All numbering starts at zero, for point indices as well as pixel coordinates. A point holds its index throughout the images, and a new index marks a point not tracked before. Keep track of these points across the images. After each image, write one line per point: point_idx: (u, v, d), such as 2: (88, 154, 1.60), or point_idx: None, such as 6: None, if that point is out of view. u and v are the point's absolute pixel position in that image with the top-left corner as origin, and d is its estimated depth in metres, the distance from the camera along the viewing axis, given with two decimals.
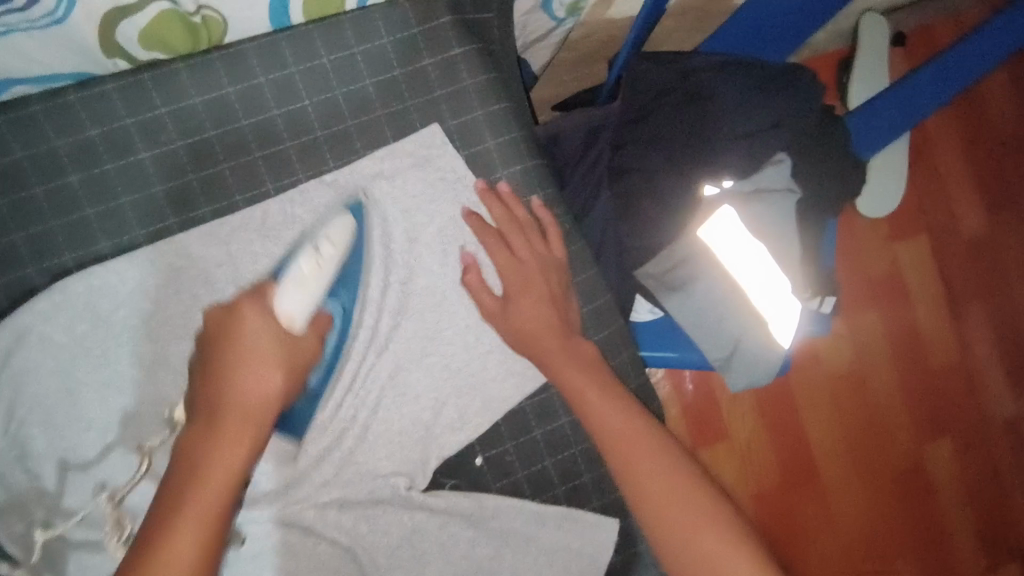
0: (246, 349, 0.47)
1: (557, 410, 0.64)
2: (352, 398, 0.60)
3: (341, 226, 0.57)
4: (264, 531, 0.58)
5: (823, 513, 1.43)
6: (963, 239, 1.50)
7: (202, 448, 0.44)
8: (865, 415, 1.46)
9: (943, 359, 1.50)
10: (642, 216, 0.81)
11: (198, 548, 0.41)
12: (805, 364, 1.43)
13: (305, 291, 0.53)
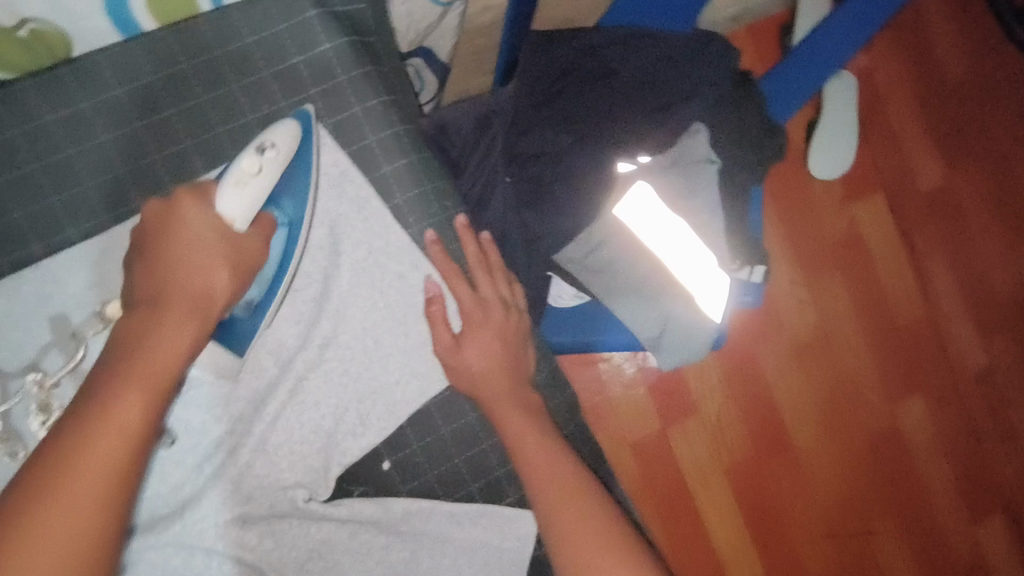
0: (180, 236, 0.49)
1: (464, 407, 0.62)
2: (248, 406, 0.59)
3: (286, 129, 0.55)
4: (161, 557, 0.56)
5: (796, 482, 1.41)
6: (920, 193, 1.47)
7: (155, 328, 0.45)
8: (833, 380, 1.44)
9: (908, 317, 1.47)
10: (552, 198, 0.76)
11: (142, 405, 0.42)
12: (766, 333, 1.42)
13: (245, 190, 0.51)
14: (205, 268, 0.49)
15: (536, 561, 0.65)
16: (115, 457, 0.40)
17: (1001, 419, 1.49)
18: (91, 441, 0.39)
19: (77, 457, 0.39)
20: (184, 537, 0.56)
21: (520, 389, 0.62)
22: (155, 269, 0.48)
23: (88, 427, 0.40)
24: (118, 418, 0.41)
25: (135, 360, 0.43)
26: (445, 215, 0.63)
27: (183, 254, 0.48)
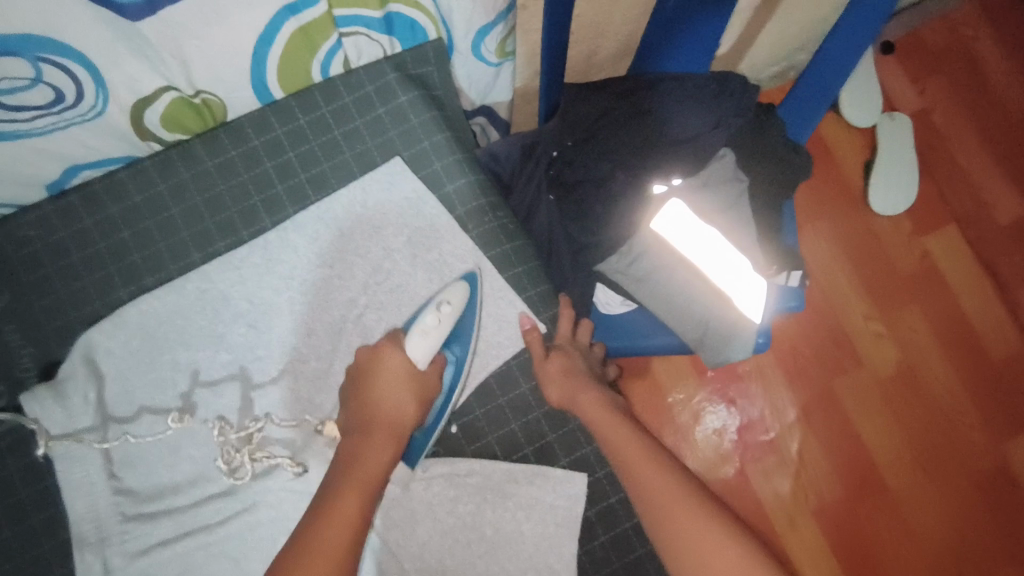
0: (382, 377, 0.66)
1: (518, 379, 0.74)
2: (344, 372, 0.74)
3: (458, 291, 0.71)
4: (277, 498, 0.70)
5: (899, 531, 1.31)
6: (997, 222, 1.44)
7: (363, 452, 0.62)
8: (925, 416, 1.36)
9: (1002, 348, 1.40)
10: (596, 215, 0.91)
11: (358, 504, 0.58)
12: (847, 372, 1.37)
13: (427, 339, 0.68)
14: (399, 403, 0.65)
15: (589, 525, 0.71)
16: (338, 549, 0.55)
17: None
18: (321, 536, 0.55)
19: (310, 556, 0.54)
20: (293, 484, 0.70)
21: (565, 361, 0.73)
22: (365, 400, 0.65)
23: (319, 537, 0.55)
24: (340, 518, 0.57)
25: (353, 468, 0.61)
26: (498, 223, 0.78)
27: (381, 389, 0.66)
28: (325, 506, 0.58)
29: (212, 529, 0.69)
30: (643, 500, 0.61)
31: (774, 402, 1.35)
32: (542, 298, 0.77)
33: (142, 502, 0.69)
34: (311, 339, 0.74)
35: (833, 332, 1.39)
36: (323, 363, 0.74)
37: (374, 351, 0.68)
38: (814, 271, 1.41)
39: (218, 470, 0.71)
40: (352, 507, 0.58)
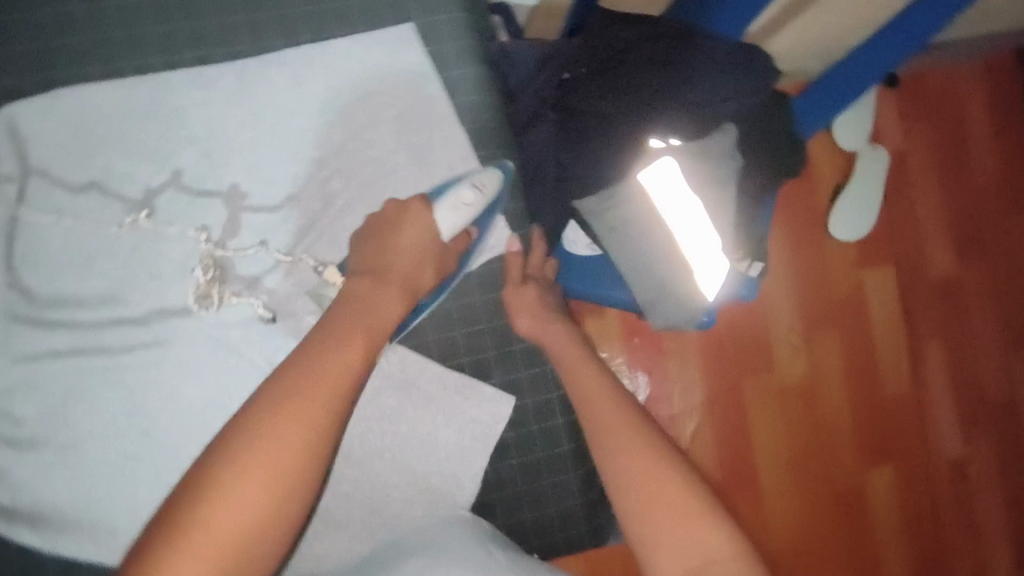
0: (403, 235, 0.60)
1: (473, 288, 0.72)
2: (292, 234, 0.68)
3: (491, 175, 0.68)
4: (191, 341, 0.66)
5: (758, 524, 1.42)
6: (928, 277, 1.53)
7: (373, 297, 0.56)
8: (810, 430, 1.47)
9: (894, 388, 1.51)
10: (588, 151, 0.87)
11: (365, 347, 0.51)
12: (758, 374, 1.44)
13: (457, 212, 0.64)
14: (418, 258, 0.60)
15: (504, 444, 0.72)
16: (342, 377, 0.48)
17: (959, 509, 1.53)
18: (320, 366, 0.48)
19: (291, 413, 0.45)
20: (214, 329, 0.66)
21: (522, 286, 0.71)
22: (377, 252, 0.60)
23: (316, 364, 0.48)
24: (337, 359, 0.49)
25: (360, 314, 0.54)
26: (495, 124, 0.73)
27: (405, 242, 0.60)
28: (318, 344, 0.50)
29: (112, 353, 0.64)
30: (602, 445, 0.56)
31: (685, 383, 1.41)
32: (518, 215, 0.74)
33: (40, 307, 0.64)
34: (269, 189, 0.68)
35: (757, 335, 1.44)
36: (274, 217, 0.68)
37: (403, 203, 0.63)
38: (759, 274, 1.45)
39: (135, 295, 0.65)
40: (342, 376, 0.48)
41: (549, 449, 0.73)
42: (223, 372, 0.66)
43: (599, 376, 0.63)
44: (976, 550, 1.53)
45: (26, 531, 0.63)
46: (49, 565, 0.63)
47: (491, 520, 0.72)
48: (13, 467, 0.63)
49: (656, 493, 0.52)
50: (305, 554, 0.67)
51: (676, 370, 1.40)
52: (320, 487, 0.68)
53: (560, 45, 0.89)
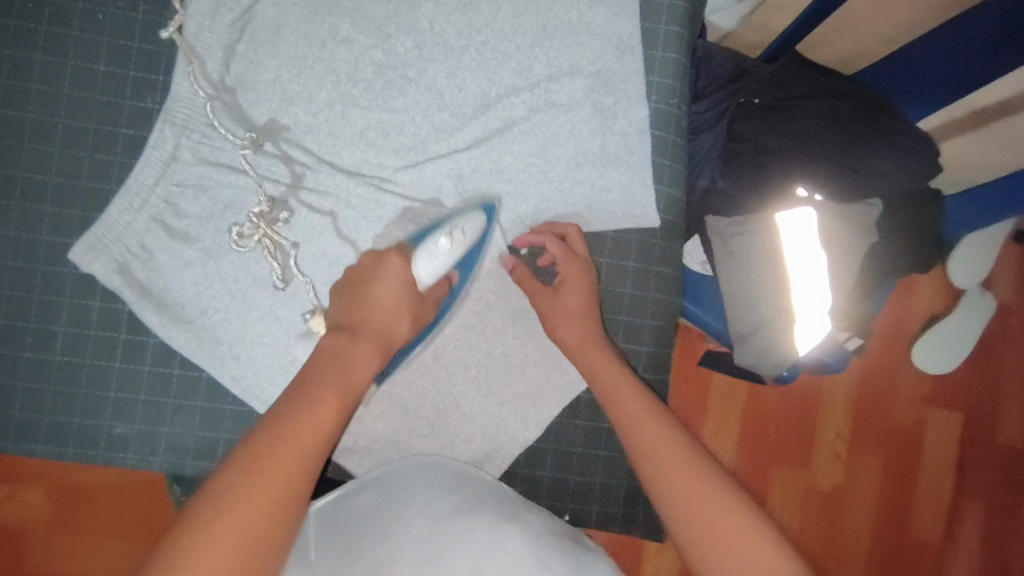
0: (383, 290, 0.63)
1: (603, 249, 0.74)
2: (465, 142, 0.73)
3: (474, 219, 0.68)
4: (347, 203, 0.71)
5: None
6: (995, 444, 1.41)
7: (349, 357, 0.59)
8: (820, 540, 1.40)
9: (919, 535, 1.42)
10: (740, 176, 0.90)
11: (336, 408, 0.56)
12: (790, 468, 1.39)
13: (435, 260, 0.65)
14: (392, 316, 0.63)
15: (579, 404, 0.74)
16: (313, 445, 0.52)
17: None
18: (291, 436, 0.52)
19: (288, 444, 0.51)
20: (371, 195, 0.71)
21: (647, 262, 0.75)
22: (361, 300, 0.63)
23: (282, 439, 0.51)
24: (313, 421, 0.53)
25: (331, 378, 0.57)
26: (675, 113, 0.76)
27: (376, 302, 0.63)
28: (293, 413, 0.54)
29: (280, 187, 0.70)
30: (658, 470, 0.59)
31: (718, 444, 1.37)
32: (668, 200, 0.76)
33: (233, 124, 0.69)
34: (459, 95, 0.73)
35: (802, 430, 1.40)
36: (456, 120, 0.73)
37: (378, 257, 0.64)
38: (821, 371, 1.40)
39: (311, 144, 0.71)
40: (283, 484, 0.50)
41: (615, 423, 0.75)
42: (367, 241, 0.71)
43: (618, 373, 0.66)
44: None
45: (148, 310, 0.67)
46: (153, 347, 0.68)
47: (541, 466, 0.74)
48: (158, 251, 0.67)
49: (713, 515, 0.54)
50: (369, 424, 0.71)
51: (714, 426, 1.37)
52: (403, 372, 0.72)
53: (755, 64, 0.91)
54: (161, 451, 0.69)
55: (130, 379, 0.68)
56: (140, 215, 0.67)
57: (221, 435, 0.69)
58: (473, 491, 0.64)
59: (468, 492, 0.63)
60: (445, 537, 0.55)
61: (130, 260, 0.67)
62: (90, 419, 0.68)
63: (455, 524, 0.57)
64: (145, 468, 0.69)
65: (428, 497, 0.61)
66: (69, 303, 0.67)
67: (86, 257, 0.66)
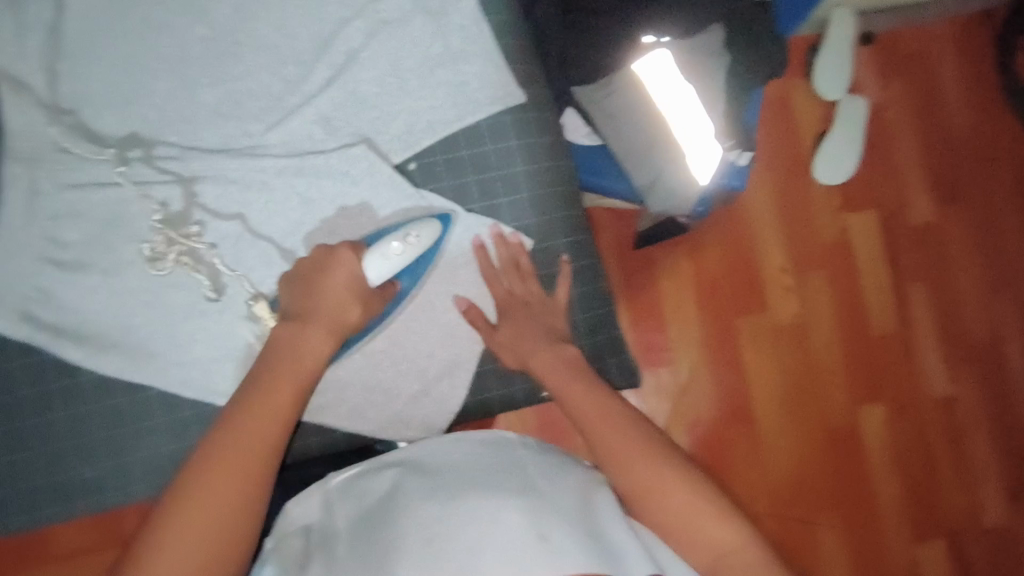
0: (330, 281, 0.65)
1: (484, 138, 0.76)
2: (318, 86, 0.74)
3: (430, 228, 0.70)
4: (226, 179, 0.70)
5: (750, 458, 1.33)
6: (912, 226, 1.41)
7: (300, 341, 0.63)
8: (802, 367, 1.37)
9: (883, 328, 1.40)
10: (590, 38, 0.92)
11: (291, 396, 0.60)
12: (748, 314, 1.35)
13: (387, 260, 0.68)
14: (343, 303, 0.66)
15: None
16: (266, 429, 0.58)
17: (956, 451, 1.40)
18: (244, 419, 0.58)
19: (235, 438, 0.56)
20: (245, 164, 0.71)
21: (528, 137, 0.78)
22: (308, 300, 0.65)
23: (229, 429, 0.57)
24: (266, 405, 0.59)
25: (287, 366, 0.62)
26: None
27: (332, 287, 0.65)
28: (245, 401, 0.59)
29: (154, 187, 0.69)
30: (618, 464, 0.62)
31: (679, 317, 1.32)
32: (525, 76, 0.79)
33: (84, 142, 0.68)
34: (295, 44, 0.73)
35: (744, 275, 1.35)
36: (301, 69, 0.73)
37: (331, 249, 0.66)
38: (739, 203, 1.36)
39: (171, 136, 0.70)
40: (228, 479, 0.55)
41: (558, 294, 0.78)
42: (260, 208, 0.71)
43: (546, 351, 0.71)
44: (976, 513, 1.39)
45: (70, 347, 0.66)
46: (89, 384, 0.67)
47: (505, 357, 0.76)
48: (58, 289, 0.66)
49: (671, 492, 0.60)
50: (331, 377, 0.72)
51: (668, 298, 1.32)
52: None
53: None
54: (139, 479, 0.68)
55: (79, 423, 0.67)
56: (25, 260, 0.66)
57: (190, 442, 0.68)
58: (486, 462, 0.61)
59: (484, 466, 0.60)
60: (457, 536, 0.52)
61: (32, 306, 0.66)
62: (59, 475, 0.67)
63: (471, 506, 0.54)
64: (131, 501, 0.68)
65: (442, 481, 0.58)
66: None
67: None
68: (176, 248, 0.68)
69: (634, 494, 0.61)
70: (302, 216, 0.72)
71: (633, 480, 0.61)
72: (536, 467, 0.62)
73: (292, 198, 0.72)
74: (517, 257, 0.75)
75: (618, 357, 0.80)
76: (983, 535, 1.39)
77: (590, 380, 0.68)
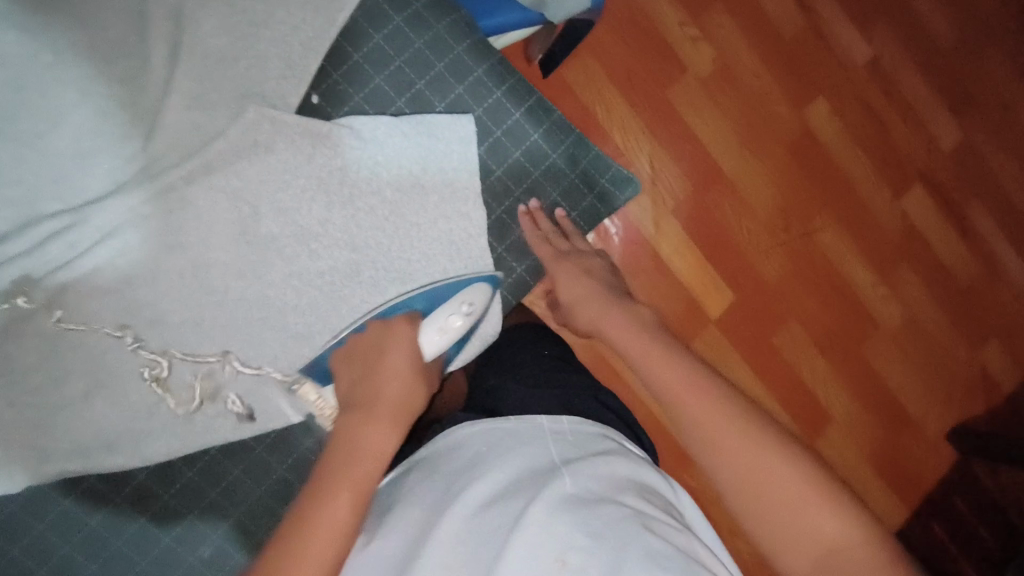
0: (391, 362, 0.59)
1: (366, 31, 0.68)
2: (164, 65, 0.62)
3: (479, 291, 0.66)
4: (139, 217, 0.62)
5: (739, 215, 1.18)
6: None
7: (381, 387, 0.57)
8: (740, 98, 1.18)
9: (792, 22, 1.22)
10: None
11: (394, 429, 0.55)
12: (668, 80, 1.14)
13: (445, 335, 0.63)
14: (407, 387, 0.58)
15: (486, 162, 0.72)
16: (379, 460, 0.52)
17: (901, 103, 1.30)
18: (361, 444, 0.52)
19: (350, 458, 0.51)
20: (147, 191, 0.62)
21: (407, 7, 0.69)
22: (373, 386, 0.57)
23: (340, 456, 0.51)
24: (375, 442, 0.53)
25: (391, 403, 0.56)
26: None
27: (388, 373, 0.58)
28: (352, 437, 0.53)
29: (74, 265, 0.60)
30: (669, 392, 0.55)
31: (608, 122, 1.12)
32: None
33: None
34: (107, 33, 0.61)
35: (647, 44, 1.12)
36: (135, 57, 0.62)
37: (387, 326, 0.62)
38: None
39: (52, 205, 0.61)
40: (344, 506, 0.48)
41: (524, 146, 0.73)
42: (195, 225, 0.63)
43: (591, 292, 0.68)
44: (937, 146, 1.33)
45: (106, 457, 0.61)
46: (148, 478, 0.63)
47: (511, 234, 0.73)
48: (55, 413, 0.60)
49: (697, 409, 0.52)
50: None
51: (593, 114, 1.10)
52: (342, 282, 0.68)
53: None
54: (253, 529, 0.66)
55: (163, 517, 0.63)
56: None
57: (276, 471, 0.66)
58: (516, 457, 0.52)
59: (504, 461, 0.51)
60: (479, 540, 0.44)
61: (42, 443, 0.60)
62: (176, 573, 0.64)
63: (507, 510, 0.46)
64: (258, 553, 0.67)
65: (468, 485, 0.50)
66: (45, 526, 0.60)
67: (6, 480, 0.59)
68: (198, 376, 0.64)
69: (686, 428, 0.53)
70: (242, 210, 0.64)
71: (677, 402, 0.54)
72: (567, 454, 0.53)
73: (218, 196, 0.64)
74: (562, 219, 0.75)
75: (607, 173, 0.78)
76: (949, 161, 1.33)
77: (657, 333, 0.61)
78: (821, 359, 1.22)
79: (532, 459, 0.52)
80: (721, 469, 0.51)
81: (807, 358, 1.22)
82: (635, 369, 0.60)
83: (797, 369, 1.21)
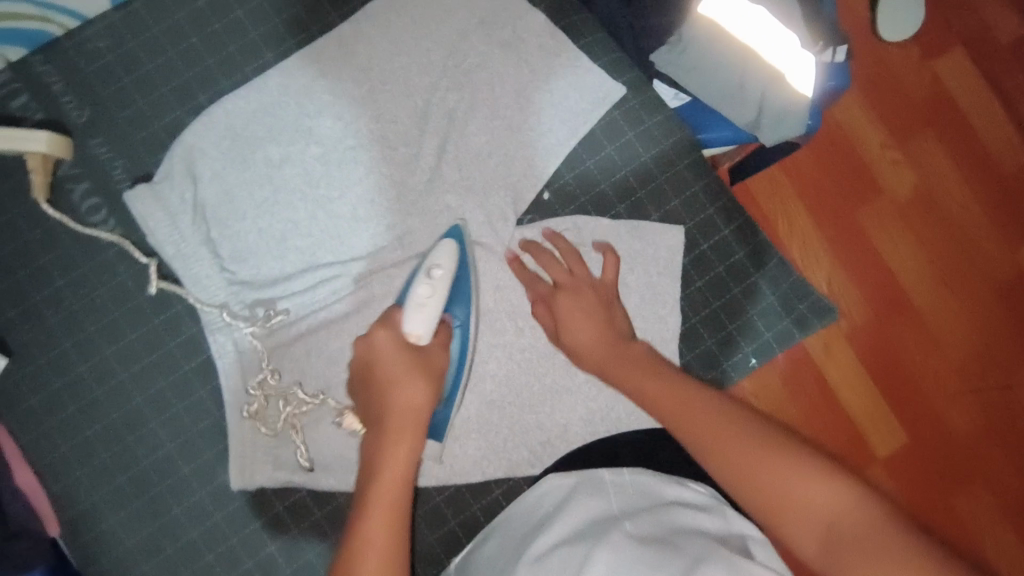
0: (386, 365, 0.61)
1: (602, 143, 0.76)
2: (434, 155, 0.75)
3: (447, 251, 0.67)
4: (391, 276, 0.73)
5: (929, 356, 1.07)
6: (1004, 50, 1.14)
7: (389, 395, 0.60)
8: (942, 232, 1.10)
9: (1012, 160, 1.13)
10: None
11: (413, 441, 0.58)
12: (863, 203, 1.09)
13: (425, 311, 0.64)
14: (412, 389, 0.60)
15: (689, 271, 0.76)
16: (404, 469, 0.57)
17: None
18: (381, 463, 0.57)
19: (383, 484, 0.56)
20: (401, 254, 0.74)
21: (641, 125, 0.77)
22: (378, 398, 0.60)
23: (375, 484, 0.56)
24: (393, 460, 0.57)
25: (395, 415, 0.59)
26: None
27: (386, 376, 0.61)
28: (376, 463, 0.57)
29: (334, 307, 0.72)
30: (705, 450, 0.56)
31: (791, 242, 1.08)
32: (613, 66, 0.78)
33: (258, 290, 0.72)
34: (397, 125, 0.75)
35: (844, 167, 1.09)
36: (414, 146, 0.75)
37: (366, 339, 0.63)
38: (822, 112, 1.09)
39: (327, 256, 0.73)
40: (380, 528, 0.53)
41: (728, 261, 0.77)
42: None
43: (626, 364, 0.65)
44: None
45: (321, 477, 0.70)
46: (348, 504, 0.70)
47: (703, 343, 0.76)
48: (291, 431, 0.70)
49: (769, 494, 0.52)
50: (552, 420, 0.74)
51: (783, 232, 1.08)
52: (540, 359, 0.74)
53: None
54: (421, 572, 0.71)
55: None
56: (255, 414, 0.70)
57: (450, 523, 0.72)
58: (580, 512, 0.58)
59: (573, 508, 0.59)
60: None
61: (277, 453, 0.70)
62: None
63: (568, 553, 0.53)
64: None
65: (538, 535, 0.58)
66: (262, 526, 0.69)
67: (247, 478, 0.69)
68: (291, 409, 0.70)
69: (768, 519, 0.52)
70: None
71: (725, 469, 0.54)
72: (630, 506, 0.59)
73: None
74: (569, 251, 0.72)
75: (809, 299, 0.78)
76: None
77: (700, 395, 0.59)
78: (1007, 527, 1.05)
79: (594, 512, 0.58)
80: (794, 535, 0.51)
81: (988, 522, 1.05)
82: (686, 441, 0.58)
83: (983, 541, 1.04)
